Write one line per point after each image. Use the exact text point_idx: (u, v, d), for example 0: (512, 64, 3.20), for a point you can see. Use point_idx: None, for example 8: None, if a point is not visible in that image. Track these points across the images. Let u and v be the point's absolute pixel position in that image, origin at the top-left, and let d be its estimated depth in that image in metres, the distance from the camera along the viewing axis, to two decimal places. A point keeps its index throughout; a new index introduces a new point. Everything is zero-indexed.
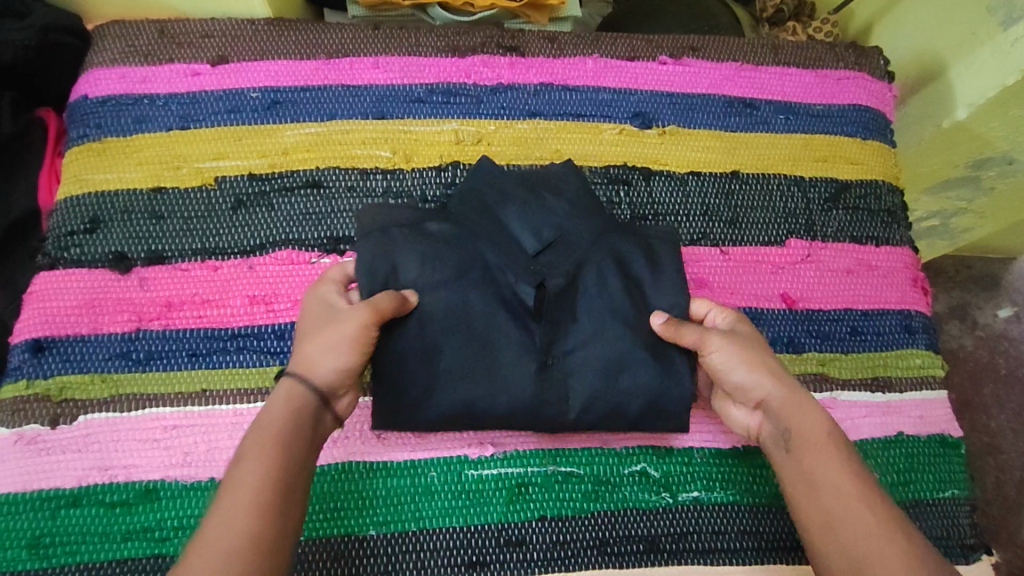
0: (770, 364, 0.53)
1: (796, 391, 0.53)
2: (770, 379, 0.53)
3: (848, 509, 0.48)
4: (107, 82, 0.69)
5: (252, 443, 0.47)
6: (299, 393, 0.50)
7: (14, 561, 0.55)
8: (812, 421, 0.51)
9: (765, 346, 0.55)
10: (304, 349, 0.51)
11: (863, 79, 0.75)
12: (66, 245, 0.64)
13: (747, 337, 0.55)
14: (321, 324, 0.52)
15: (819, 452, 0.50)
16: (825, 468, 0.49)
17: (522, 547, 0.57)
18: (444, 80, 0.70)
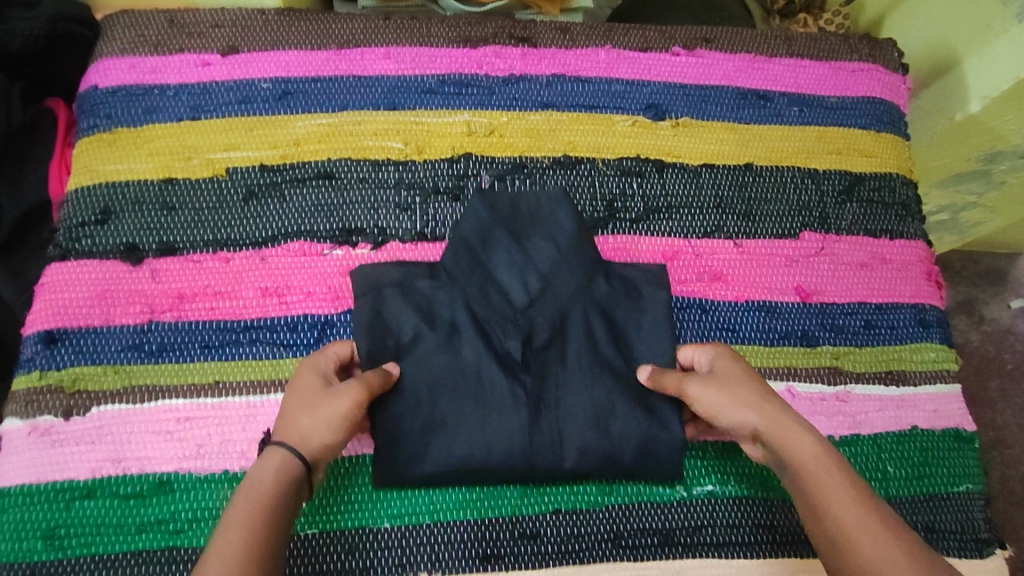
0: (749, 396, 0.53)
1: (784, 419, 0.51)
2: (751, 413, 0.52)
3: (868, 541, 0.45)
4: (117, 72, 0.68)
5: (235, 513, 0.46)
6: (290, 464, 0.49)
7: (29, 552, 0.55)
8: (806, 449, 0.49)
9: (748, 375, 0.54)
10: (298, 420, 0.51)
11: (877, 71, 0.75)
12: (77, 236, 0.64)
13: (723, 372, 0.55)
14: (317, 397, 0.52)
15: (821, 483, 0.48)
16: (829, 501, 0.47)
17: (536, 540, 0.57)
18: (456, 71, 0.70)
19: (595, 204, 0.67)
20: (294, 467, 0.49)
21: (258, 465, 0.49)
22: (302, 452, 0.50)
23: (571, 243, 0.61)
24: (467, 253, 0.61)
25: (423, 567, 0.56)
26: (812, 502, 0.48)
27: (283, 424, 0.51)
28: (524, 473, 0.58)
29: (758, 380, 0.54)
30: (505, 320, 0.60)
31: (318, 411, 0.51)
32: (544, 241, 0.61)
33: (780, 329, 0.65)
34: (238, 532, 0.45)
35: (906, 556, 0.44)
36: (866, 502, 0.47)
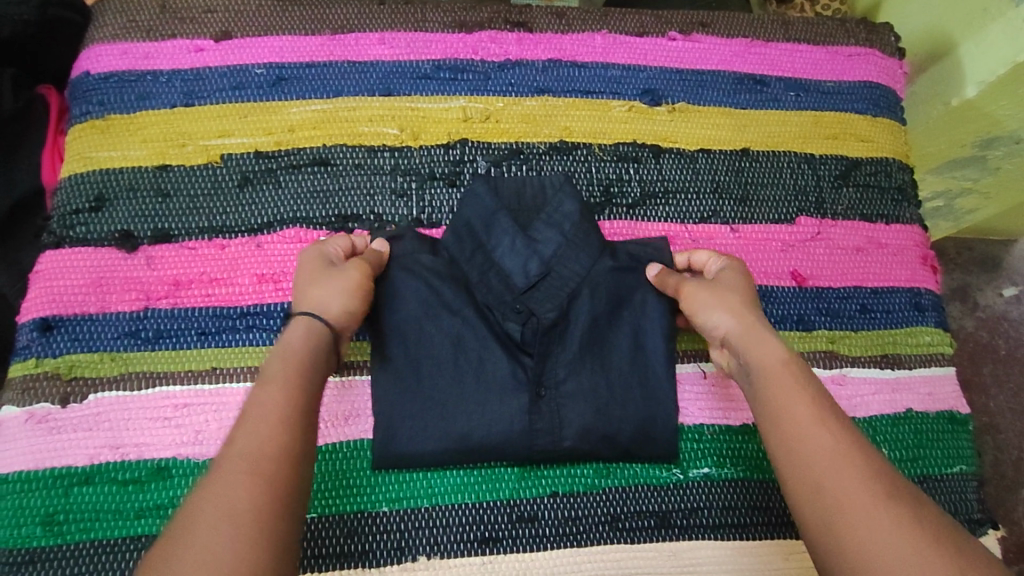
0: (735, 304, 0.56)
1: (764, 333, 0.53)
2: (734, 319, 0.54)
3: (818, 439, 0.46)
4: (109, 58, 0.68)
5: (262, 396, 0.47)
6: (319, 329, 0.52)
7: (28, 538, 0.55)
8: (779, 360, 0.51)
9: (746, 292, 0.57)
10: (315, 292, 0.54)
11: (874, 56, 0.74)
12: (71, 223, 0.63)
13: (724, 283, 0.58)
14: (329, 271, 0.56)
15: (784, 390, 0.49)
16: (790, 408, 0.48)
17: (534, 523, 0.58)
18: (451, 56, 0.70)
19: (592, 189, 0.67)
20: (319, 326, 0.52)
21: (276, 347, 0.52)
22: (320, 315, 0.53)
23: (577, 229, 0.60)
24: (469, 237, 0.60)
25: (422, 550, 0.56)
26: (776, 410, 0.49)
27: (299, 299, 0.54)
28: (522, 455, 0.58)
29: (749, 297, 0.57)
30: (503, 304, 0.59)
31: (338, 282, 0.55)
32: (549, 228, 0.60)
33: (777, 314, 0.65)
34: (270, 414, 0.46)
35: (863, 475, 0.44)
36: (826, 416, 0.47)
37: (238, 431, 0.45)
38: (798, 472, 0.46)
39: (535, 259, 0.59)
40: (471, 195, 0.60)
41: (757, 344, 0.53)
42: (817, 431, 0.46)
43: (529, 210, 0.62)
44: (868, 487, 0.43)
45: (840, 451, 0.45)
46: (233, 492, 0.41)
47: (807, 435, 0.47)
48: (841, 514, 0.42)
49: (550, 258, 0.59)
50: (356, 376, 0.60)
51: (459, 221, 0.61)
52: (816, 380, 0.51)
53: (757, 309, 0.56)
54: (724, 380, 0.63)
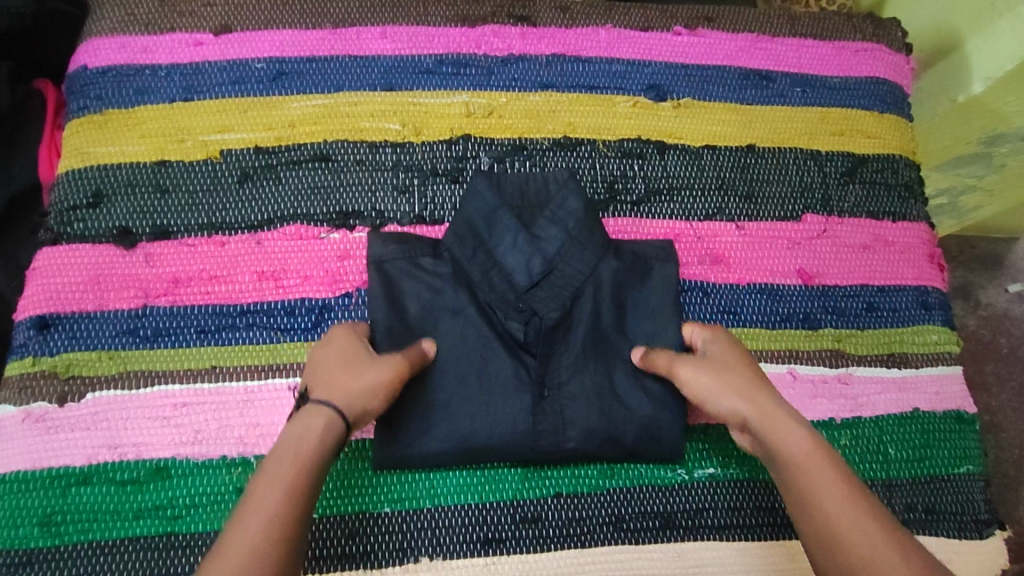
0: (738, 382, 0.53)
1: (775, 402, 0.52)
2: (746, 394, 0.53)
3: (840, 516, 0.45)
4: (107, 51, 0.67)
5: (261, 494, 0.46)
6: (334, 427, 0.49)
7: (25, 539, 0.55)
8: (800, 433, 0.50)
9: (742, 363, 0.55)
10: (341, 381, 0.51)
11: (881, 52, 0.74)
12: (69, 220, 0.62)
13: (718, 358, 0.55)
14: (360, 359, 0.53)
15: (805, 472, 0.48)
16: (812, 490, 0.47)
17: (538, 523, 0.57)
18: (454, 51, 0.69)
19: (596, 185, 0.66)
20: (331, 422, 0.50)
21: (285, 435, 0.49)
22: (341, 410, 0.50)
23: (581, 227, 0.59)
24: (471, 234, 0.59)
25: (424, 551, 0.56)
26: (802, 489, 0.48)
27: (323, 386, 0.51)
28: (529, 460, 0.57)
29: (748, 360, 0.56)
30: (507, 303, 0.59)
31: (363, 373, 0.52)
32: (553, 225, 0.59)
33: (782, 312, 0.64)
34: (264, 517, 0.44)
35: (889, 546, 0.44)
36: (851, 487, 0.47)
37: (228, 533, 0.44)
38: (831, 540, 0.45)
39: (539, 257, 0.58)
40: (473, 192, 0.59)
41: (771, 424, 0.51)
42: (838, 509, 0.46)
43: (532, 206, 0.61)
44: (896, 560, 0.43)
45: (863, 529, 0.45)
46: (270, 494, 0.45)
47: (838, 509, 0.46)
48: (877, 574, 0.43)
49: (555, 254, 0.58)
50: None
51: (460, 218, 0.60)
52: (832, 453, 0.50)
53: (759, 381, 0.54)
54: None
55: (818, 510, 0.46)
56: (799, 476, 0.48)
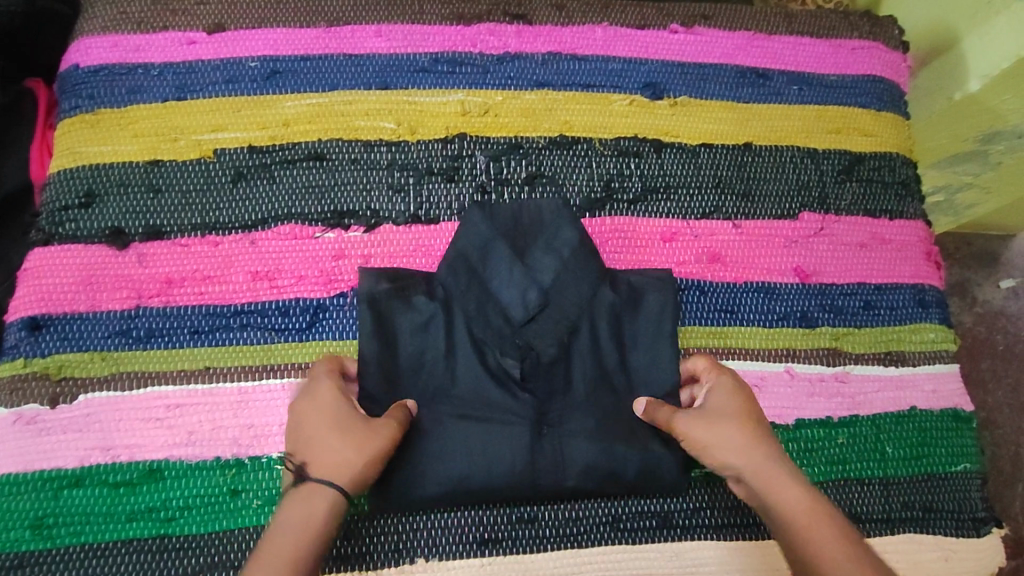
0: (736, 434, 0.50)
1: (777, 461, 0.49)
2: (745, 452, 0.50)
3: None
4: (99, 50, 0.66)
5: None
6: (330, 503, 0.47)
7: (17, 542, 0.54)
8: (803, 494, 0.47)
9: (742, 412, 0.52)
10: (338, 454, 0.49)
11: (878, 49, 0.73)
12: (60, 220, 0.62)
13: (716, 407, 0.53)
14: (355, 424, 0.50)
15: (808, 534, 0.45)
16: (816, 552, 0.44)
17: (534, 524, 0.57)
18: (449, 49, 0.68)
19: (592, 185, 0.66)
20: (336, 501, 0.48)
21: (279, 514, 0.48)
22: (343, 486, 0.48)
23: (575, 255, 0.60)
24: (466, 267, 0.60)
25: (419, 552, 0.55)
26: (806, 551, 0.45)
27: (316, 459, 0.49)
28: (526, 497, 0.56)
29: (752, 409, 0.53)
30: (503, 339, 0.59)
31: (354, 446, 0.49)
32: (547, 254, 0.61)
33: (779, 310, 0.64)
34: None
35: None
36: (857, 550, 0.44)
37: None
38: None
39: (535, 288, 0.59)
40: (468, 223, 0.61)
41: (772, 482, 0.48)
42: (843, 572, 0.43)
43: (526, 233, 0.61)
44: None
45: None
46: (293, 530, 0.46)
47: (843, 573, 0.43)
48: None
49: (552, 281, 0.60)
50: None
51: (454, 250, 0.61)
52: (836, 511, 0.47)
53: (760, 432, 0.51)
54: None
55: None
56: (803, 542, 0.45)
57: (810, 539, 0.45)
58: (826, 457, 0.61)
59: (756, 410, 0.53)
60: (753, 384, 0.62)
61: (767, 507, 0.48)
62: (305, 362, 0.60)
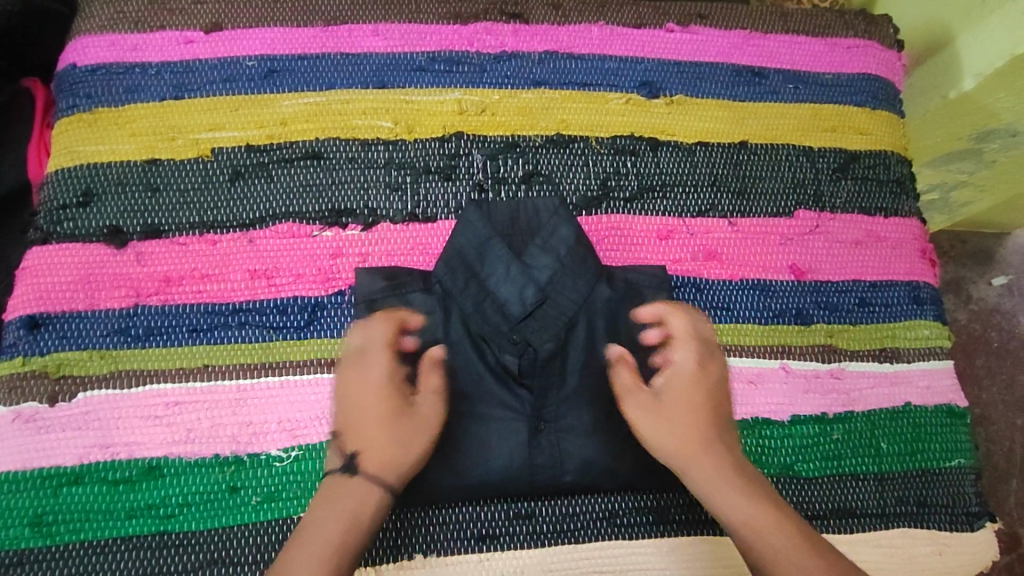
0: (680, 425, 0.54)
1: (719, 459, 0.53)
2: (688, 450, 0.53)
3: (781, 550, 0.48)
4: (96, 49, 0.66)
5: (298, 555, 0.48)
6: (377, 487, 0.51)
7: (16, 540, 0.54)
8: (741, 494, 0.51)
9: (686, 399, 0.56)
10: (392, 448, 0.52)
11: (872, 48, 0.74)
12: (58, 219, 0.62)
13: (663, 396, 0.56)
14: (399, 412, 0.53)
15: (747, 515, 0.50)
16: (755, 530, 0.49)
17: (531, 520, 0.57)
18: (446, 48, 0.69)
19: (588, 183, 0.66)
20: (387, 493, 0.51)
21: (324, 499, 0.51)
22: (394, 477, 0.52)
23: (571, 254, 0.60)
24: (463, 266, 0.60)
25: (417, 549, 0.56)
26: (746, 529, 0.50)
27: (367, 448, 0.52)
28: (522, 493, 0.57)
29: (700, 401, 0.55)
30: (501, 335, 0.59)
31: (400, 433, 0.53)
32: (543, 253, 0.60)
33: (775, 307, 0.65)
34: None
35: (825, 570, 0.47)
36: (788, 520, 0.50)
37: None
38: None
39: (532, 287, 0.60)
40: (465, 222, 0.60)
41: (712, 470, 0.52)
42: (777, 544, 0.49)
43: (523, 233, 0.62)
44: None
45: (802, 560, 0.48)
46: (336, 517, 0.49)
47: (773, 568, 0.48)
48: None
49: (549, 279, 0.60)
50: None
51: (450, 248, 0.60)
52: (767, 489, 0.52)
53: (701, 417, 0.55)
54: None
55: (758, 551, 0.49)
56: (737, 538, 0.50)
57: (746, 539, 0.50)
58: (821, 453, 0.61)
59: (705, 399, 0.56)
60: (748, 380, 0.62)
61: (706, 502, 0.52)
62: (303, 360, 0.60)
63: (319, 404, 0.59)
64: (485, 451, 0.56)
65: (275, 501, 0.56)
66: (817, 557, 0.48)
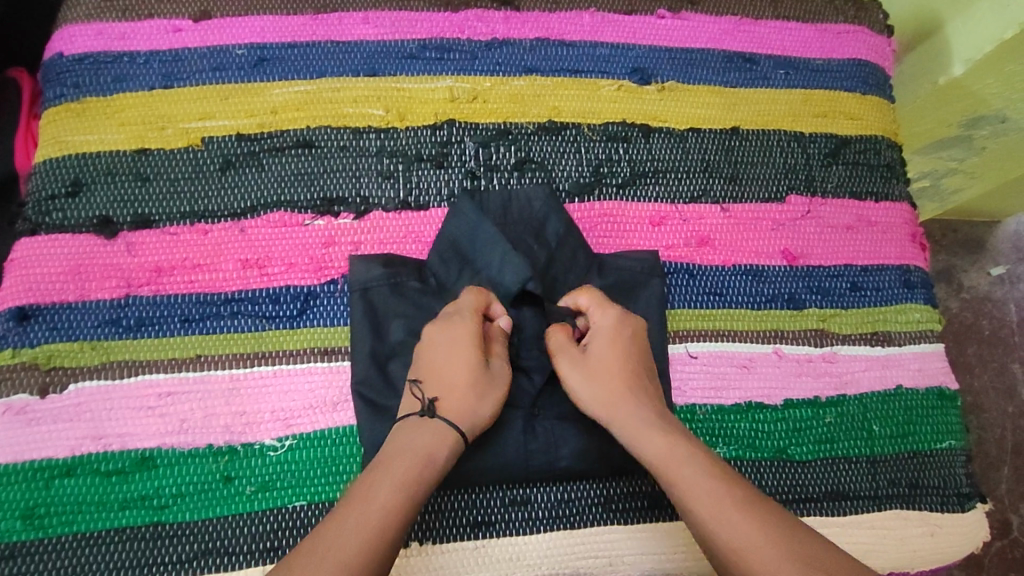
0: (608, 383, 0.55)
1: (641, 408, 0.53)
2: (613, 403, 0.54)
3: (698, 490, 0.48)
4: (83, 38, 0.66)
5: (354, 510, 0.47)
6: (444, 435, 0.51)
7: (9, 532, 0.54)
8: (666, 435, 0.51)
9: (615, 357, 0.56)
10: (466, 397, 0.53)
11: (863, 33, 0.74)
12: (48, 210, 0.62)
13: (596, 353, 0.56)
14: (476, 368, 0.54)
15: (664, 459, 0.50)
16: (673, 472, 0.49)
17: (527, 506, 0.57)
18: (437, 35, 0.68)
19: (581, 170, 0.66)
20: (456, 441, 0.52)
21: (382, 460, 0.50)
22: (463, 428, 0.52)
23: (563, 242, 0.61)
24: (454, 255, 0.61)
25: (413, 536, 0.55)
26: (666, 474, 0.50)
27: (444, 395, 0.53)
28: (518, 479, 0.57)
29: (624, 360, 0.56)
30: None
31: (476, 387, 0.54)
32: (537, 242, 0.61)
33: (767, 292, 0.65)
34: (372, 517, 0.46)
35: (737, 503, 0.47)
36: (709, 463, 0.50)
37: (337, 520, 0.46)
38: (691, 516, 0.48)
39: (534, 279, 0.58)
40: (457, 211, 0.61)
41: (636, 422, 0.53)
42: (695, 483, 0.48)
43: (515, 223, 0.62)
44: (748, 512, 0.47)
45: (717, 497, 0.47)
46: (388, 481, 0.48)
47: (699, 499, 0.48)
48: (732, 534, 0.46)
49: (545, 266, 0.61)
50: (346, 360, 0.59)
51: (444, 238, 0.61)
52: (691, 435, 0.52)
53: (630, 375, 0.55)
54: (717, 359, 0.62)
55: (677, 493, 0.49)
56: (664, 481, 0.50)
57: (663, 475, 0.50)
58: (814, 436, 0.61)
59: (630, 353, 0.56)
60: (741, 364, 0.62)
61: (630, 443, 0.53)
62: (297, 349, 0.59)
63: (313, 393, 0.58)
64: (480, 438, 0.56)
65: (270, 491, 0.56)
66: (735, 484, 0.48)
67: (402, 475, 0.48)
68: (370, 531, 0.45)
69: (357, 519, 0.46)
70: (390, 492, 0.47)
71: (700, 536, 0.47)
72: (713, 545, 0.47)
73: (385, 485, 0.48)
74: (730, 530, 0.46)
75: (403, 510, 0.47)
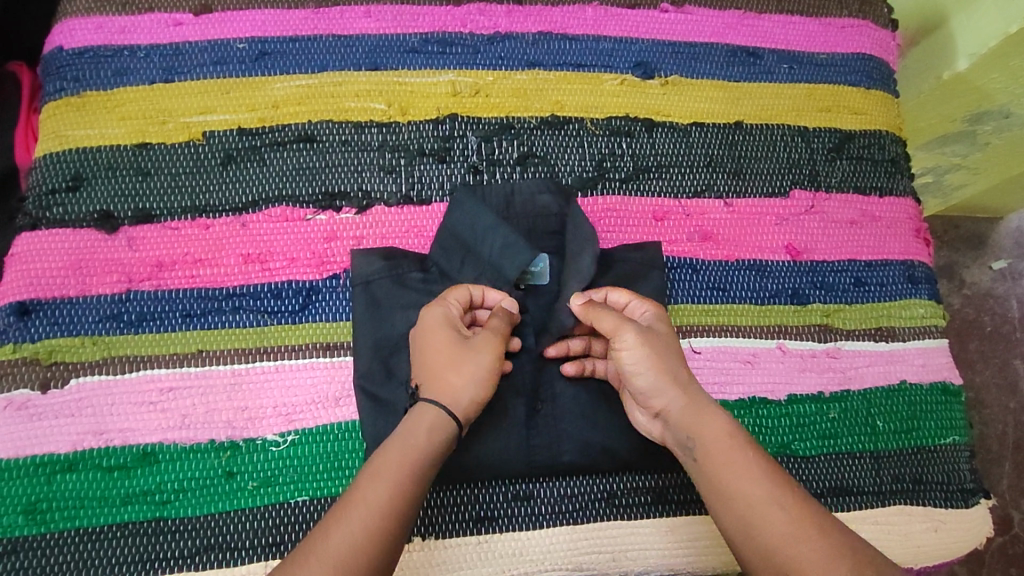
0: (672, 367, 0.52)
1: (701, 397, 0.52)
2: (669, 388, 0.51)
3: (760, 487, 0.47)
4: (83, 32, 0.65)
5: (359, 501, 0.46)
6: (430, 416, 0.50)
7: (11, 528, 0.54)
8: (720, 424, 0.50)
9: (676, 347, 0.54)
10: (445, 378, 0.51)
11: (867, 27, 0.74)
12: (48, 204, 0.61)
13: (658, 336, 0.54)
14: (450, 346, 0.53)
15: (726, 451, 0.49)
16: (736, 466, 0.48)
17: (530, 501, 0.57)
18: (439, 29, 0.68)
19: (584, 164, 0.66)
20: (438, 417, 0.50)
21: (388, 448, 0.49)
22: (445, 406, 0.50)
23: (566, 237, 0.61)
24: (457, 245, 0.60)
25: (416, 532, 0.55)
26: (728, 465, 0.48)
27: (424, 381, 0.52)
28: (521, 474, 0.57)
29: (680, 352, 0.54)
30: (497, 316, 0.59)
31: (453, 363, 0.52)
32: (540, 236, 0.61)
33: (771, 287, 0.65)
34: (375, 510, 0.46)
35: (795, 504, 0.47)
36: (768, 462, 0.49)
37: (335, 519, 0.46)
38: (747, 511, 0.47)
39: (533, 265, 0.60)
40: (456, 204, 0.60)
41: (697, 410, 0.51)
42: (757, 480, 0.48)
43: (518, 217, 0.62)
44: (805, 514, 0.46)
45: (778, 496, 0.47)
46: (392, 472, 0.47)
47: (752, 491, 0.47)
48: (786, 533, 0.45)
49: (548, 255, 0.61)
50: (348, 355, 0.59)
51: (445, 230, 0.60)
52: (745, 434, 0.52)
53: (688, 366, 0.54)
54: (720, 354, 0.62)
55: (736, 485, 0.48)
56: (724, 471, 0.48)
57: (724, 466, 0.48)
58: (817, 432, 0.61)
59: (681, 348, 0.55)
60: (744, 360, 0.62)
61: (688, 429, 0.51)
62: (299, 344, 0.59)
63: (315, 388, 0.58)
64: (483, 433, 0.56)
65: (273, 486, 0.56)
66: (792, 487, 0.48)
67: (407, 467, 0.47)
68: (373, 524, 0.45)
69: (362, 511, 0.46)
70: (394, 485, 0.47)
71: (750, 531, 0.46)
72: (755, 537, 0.46)
73: (390, 476, 0.47)
74: (788, 528, 0.45)
75: (405, 503, 0.47)
